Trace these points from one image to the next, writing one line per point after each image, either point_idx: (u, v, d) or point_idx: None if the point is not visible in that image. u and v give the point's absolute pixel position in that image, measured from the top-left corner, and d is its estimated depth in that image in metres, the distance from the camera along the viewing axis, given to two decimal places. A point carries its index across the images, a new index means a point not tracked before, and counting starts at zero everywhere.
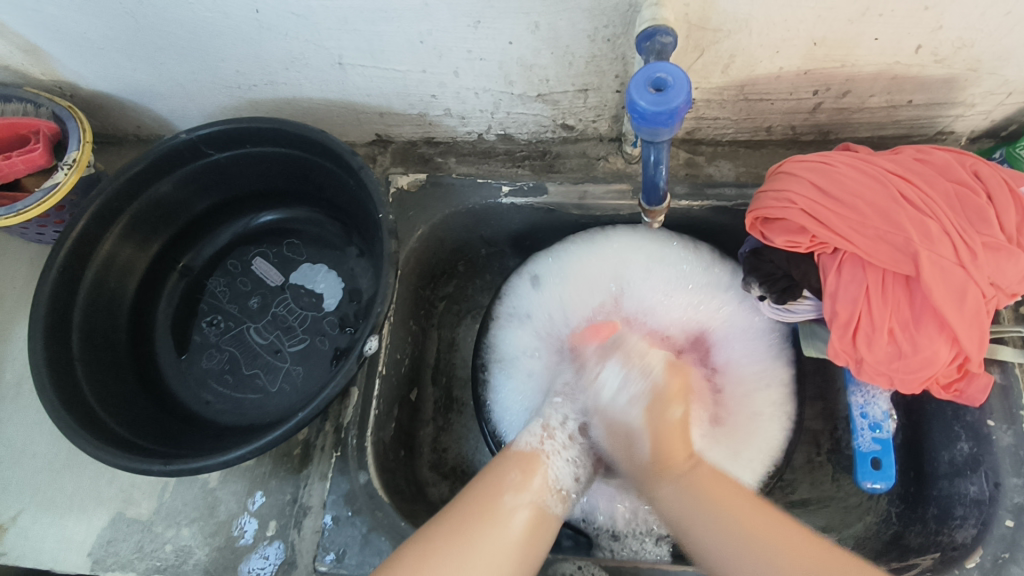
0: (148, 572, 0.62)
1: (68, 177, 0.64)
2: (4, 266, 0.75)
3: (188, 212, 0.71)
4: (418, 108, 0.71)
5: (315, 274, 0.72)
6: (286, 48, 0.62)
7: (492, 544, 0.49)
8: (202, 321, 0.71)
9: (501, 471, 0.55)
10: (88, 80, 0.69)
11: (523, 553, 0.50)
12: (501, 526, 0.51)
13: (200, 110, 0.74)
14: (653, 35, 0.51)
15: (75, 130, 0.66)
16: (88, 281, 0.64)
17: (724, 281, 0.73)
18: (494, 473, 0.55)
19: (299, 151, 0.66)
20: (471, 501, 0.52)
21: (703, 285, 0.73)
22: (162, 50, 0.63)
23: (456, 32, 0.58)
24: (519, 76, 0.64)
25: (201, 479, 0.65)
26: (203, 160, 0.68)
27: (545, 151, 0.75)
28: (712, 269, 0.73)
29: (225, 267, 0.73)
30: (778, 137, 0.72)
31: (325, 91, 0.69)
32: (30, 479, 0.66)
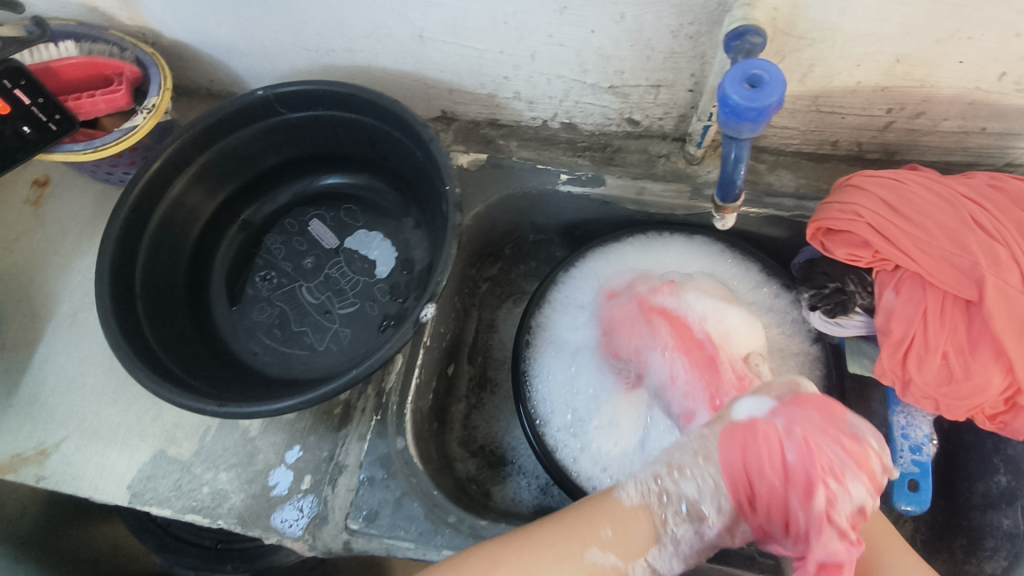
0: (184, 511, 0.64)
1: (146, 121, 0.66)
2: (71, 203, 0.77)
3: (255, 167, 0.73)
4: (488, 88, 0.72)
5: (371, 241, 0.73)
6: (370, 17, 0.63)
7: None
8: (257, 275, 0.72)
9: (591, 519, 0.48)
10: (172, 30, 0.71)
11: None
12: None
13: (275, 70, 0.75)
14: (743, 34, 0.51)
15: (156, 76, 0.67)
16: (154, 223, 0.66)
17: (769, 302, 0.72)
18: (590, 517, 0.48)
19: (371, 119, 0.68)
20: (563, 536, 0.47)
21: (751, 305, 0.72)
22: (250, 8, 0.65)
23: (541, 16, 0.59)
24: (595, 66, 0.65)
25: (242, 428, 0.66)
26: (276, 118, 0.69)
27: (606, 144, 0.76)
28: (759, 290, 0.72)
29: (282, 225, 0.75)
30: (842, 153, 0.72)
31: (400, 63, 0.70)
32: (77, 409, 0.68)
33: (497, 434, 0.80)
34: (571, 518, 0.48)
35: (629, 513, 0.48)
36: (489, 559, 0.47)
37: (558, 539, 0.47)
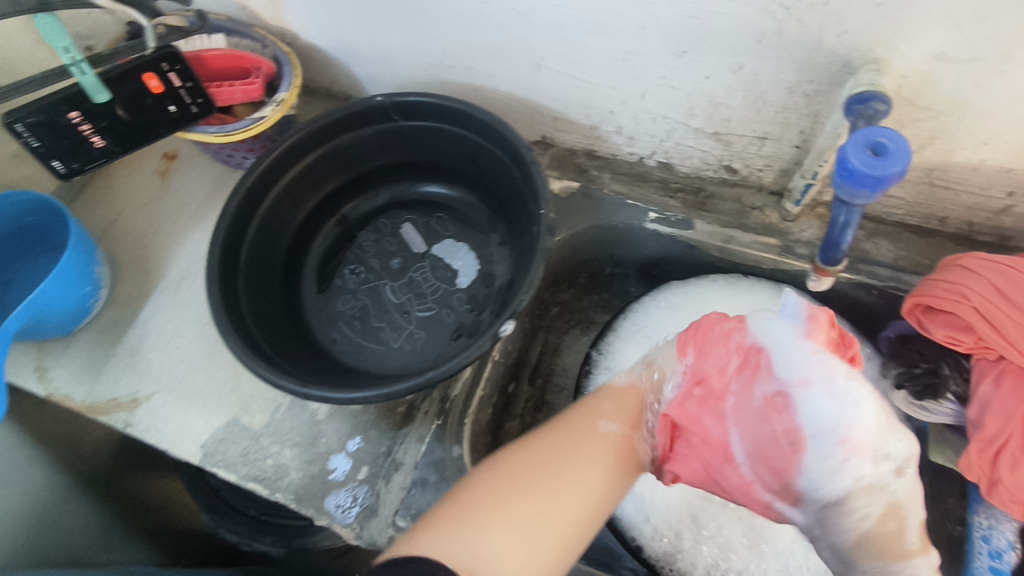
0: (247, 478, 0.67)
1: (274, 112, 0.71)
2: (192, 178, 0.84)
3: (361, 167, 0.77)
4: (592, 120, 0.73)
5: (456, 252, 0.76)
6: (493, 40, 0.66)
7: (585, 454, 0.53)
8: (346, 268, 0.76)
9: (596, 401, 0.58)
10: (309, 33, 0.76)
11: (610, 472, 0.53)
12: (594, 450, 0.53)
13: (393, 79, 0.80)
14: (868, 100, 0.51)
15: (288, 74, 0.73)
16: (265, 207, 0.71)
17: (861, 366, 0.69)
18: (589, 404, 0.58)
19: (478, 136, 0.70)
20: (574, 418, 0.57)
21: None
22: (385, 20, 0.69)
23: (658, 58, 0.61)
24: (702, 111, 0.66)
25: (311, 410, 0.70)
26: (389, 125, 0.73)
27: (699, 189, 0.76)
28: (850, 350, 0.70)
29: (376, 224, 0.79)
30: (949, 230, 0.69)
31: (512, 87, 0.73)
32: (168, 366, 0.73)
33: None
34: (574, 416, 0.57)
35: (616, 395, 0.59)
36: (517, 461, 0.52)
37: (570, 428, 0.55)
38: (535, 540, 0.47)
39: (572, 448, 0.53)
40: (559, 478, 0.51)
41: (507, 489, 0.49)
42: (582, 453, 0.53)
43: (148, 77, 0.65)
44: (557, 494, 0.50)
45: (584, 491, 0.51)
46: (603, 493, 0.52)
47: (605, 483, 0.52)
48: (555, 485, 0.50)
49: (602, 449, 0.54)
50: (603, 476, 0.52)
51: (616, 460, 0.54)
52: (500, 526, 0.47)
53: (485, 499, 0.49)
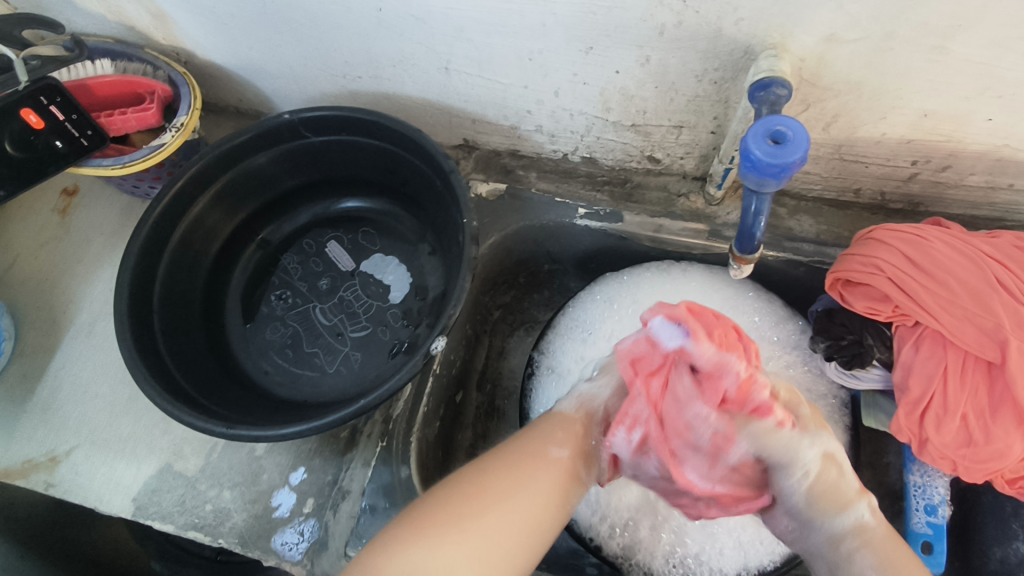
0: (186, 527, 0.64)
1: (174, 139, 0.67)
2: (98, 213, 0.79)
3: (277, 187, 0.74)
4: (511, 120, 0.72)
5: (386, 266, 0.74)
6: (397, 47, 0.64)
7: (532, 480, 0.52)
8: (272, 294, 0.73)
9: (549, 423, 0.57)
10: (205, 50, 0.72)
11: (555, 500, 0.52)
12: (543, 472, 0.52)
13: (303, 93, 0.77)
14: (768, 86, 0.51)
15: (186, 96, 0.69)
16: (175, 240, 0.67)
17: (795, 339, 0.71)
18: (541, 427, 0.57)
19: (394, 146, 0.68)
20: (526, 437, 0.55)
21: (773, 342, 0.71)
22: (282, 33, 0.66)
23: (565, 55, 0.60)
24: (617, 104, 0.65)
25: (248, 446, 0.67)
26: (300, 141, 0.70)
27: (626, 180, 0.76)
28: (783, 324, 0.71)
29: (300, 246, 0.76)
30: (864, 201, 0.71)
31: (425, 94, 0.71)
32: (88, 418, 0.68)
33: None
34: (524, 437, 0.56)
35: (568, 421, 0.57)
36: (472, 484, 0.50)
37: (526, 447, 0.54)
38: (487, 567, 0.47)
39: (525, 471, 0.52)
40: (507, 502, 0.50)
41: (461, 514, 0.48)
42: (529, 476, 0.52)
43: (26, 113, 0.60)
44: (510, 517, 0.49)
45: (527, 521, 0.50)
46: (554, 519, 0.52)
47: (553, 504, 0.52)
48: (513, 510, 0.49)
49: (557, 475, 0.53)
50: (549, 501, 0.52)
51: (564, 477, 0.53)
52: (462, 556, 0.46)
53: (449, 529, 0.47)
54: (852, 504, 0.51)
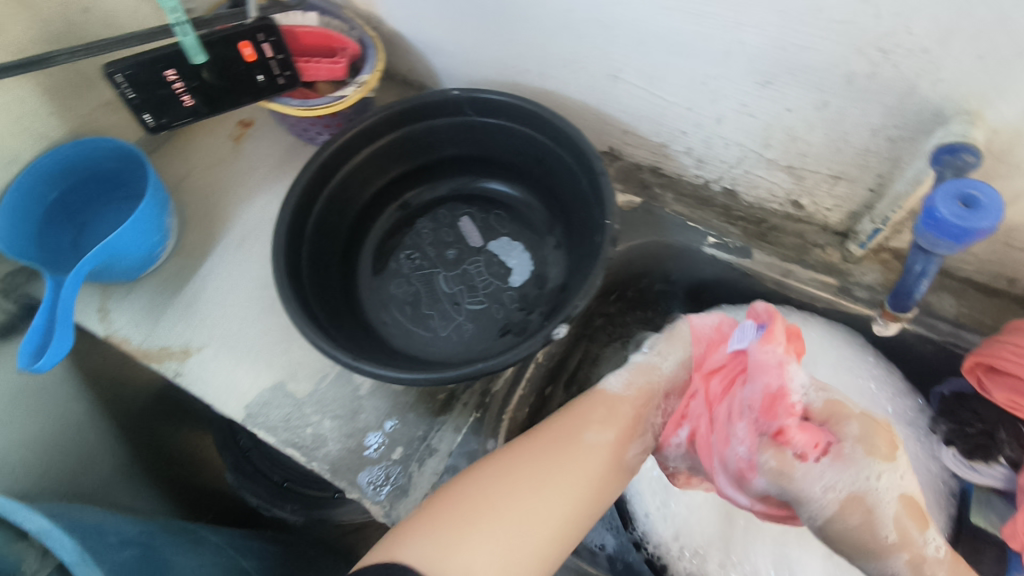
0: (286, 443, 0.69)
1: (354, 93, 0.73)
2: (265, 147, 0.87)
3: (428, 156, 0.79)
4: (663, 138, 0.73)
5: (511, 250, 0.77)
6: (576, 49, 0.67)
7: (567, 469, 0.56)
8: (402, 253, 0.78)
9: (586, 409, 0.62)
10: (395, 20, 0.78)
11: (590, 487, 0.57)
12: (574, 464, 0.57)
13: (470, 75, 0.81)
14: (957, 150, 0.51)
15: (372, 58, 0.75)
16: (334, 184, 0.73)
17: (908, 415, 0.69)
18: (579, 413, 0.62)
19: (548, 140, 0.71)
20: (561, 424, 0.60)
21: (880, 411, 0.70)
22: (470, 17, 0.70)
23: (741, 86, 0.61)
24: (778, 143, 0.65)
25: (354, 385, 0.71)
26: (461, 118, 0.75)
27: (762, 220, 0.76)
28: (896, 398, 0.69)
29: (435, 214, 0.81)
30: (1018, 294, 0.67)
31: (586, 97, 0.74)
32: (222, 324, 0.75)
33: None
34: (556, 425, 0.61)
35: (615, 405, 0.62)
36: (509, 465, 0.56)
37: (562, 435, 0.59)
38: (517, 550, 0.51)
39: (557, 466, 0.56)
40: (541, 488, 0.55)
41: (480, 520, 0.52)
42: (565, 464, 0.57)
43: (244, 46, 0.67)
44: (537, 510, 0.54)
45: (560, 505, 0.55)
46: (587, 507, 0.56)
47: (587, 494, 0.56)
48: (547, 497, 0.54)
49: (591, 464, 0.58)
50: (582, 487, 0.56)
51: (601, 462, 0.59)
52: (488, 536, 0.52)
53: (479, 509, 0.53)
54: (915, 534, 0.50)
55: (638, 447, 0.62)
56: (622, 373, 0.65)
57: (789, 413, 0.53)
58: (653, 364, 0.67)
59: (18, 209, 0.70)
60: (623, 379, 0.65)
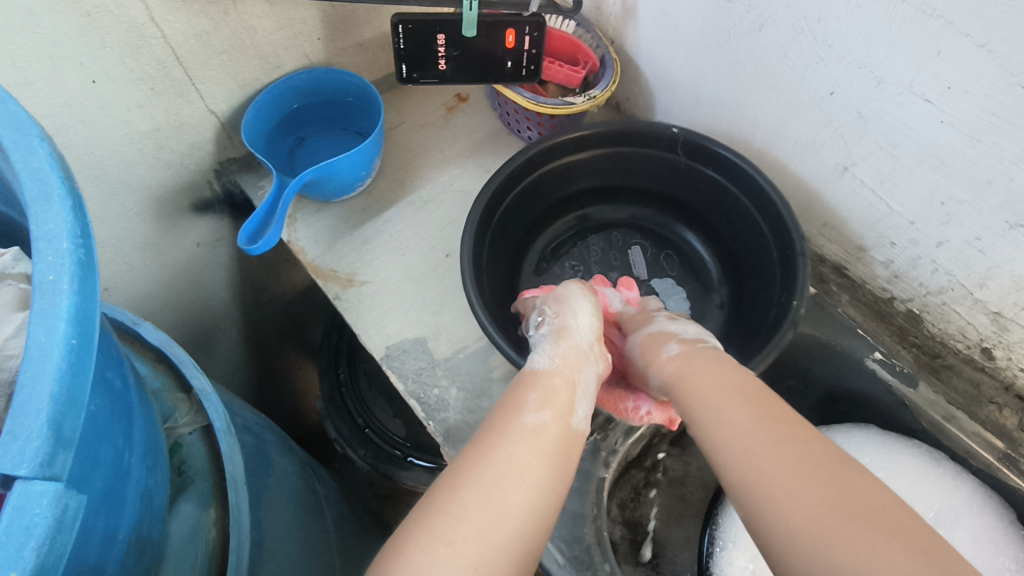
0: (411, 395, 0.72)
1: (583, 103, 0.77)
2: (473, 124, 0.93)
3: (620, 180, 0.82)
4: (866, 241, 0.71)
5: (672, 293, 0.82)
6: (814, 131, 0.67)
7: (526, 452, 0.48)
8: (567, 261, 0.83)
9: (517, 395, 0.53)
10: (641, 49, 0.81)
11: (555, 464, 0.48)
12: (538, 448, 0.48)
13: (690, 120, 0.83)
14: None
15: (609, 76, 0.78)
16: (533, 178, 0.76)
17: None
18: (510, 400, 0.53)
19: (753, 207, 0.72)
20: (510, 418, 0.50)
21: None
22: (719, 70, 0.72)
23: (984, 221, 0.58)
24: (996, 287, 0.61)
25: (488, 366, 0.74)
26: (668, 154, 0.77)
27: (937, 355, 0.73)
28: None
29: (609, 235, 0.85)
30: None
31: (802, 176, 0.73)
32: (390, 268, 0.80)
33: (654, 521, 0.77)
34: (496, 415, 0.51)
35: (541, 378, 0.55)
36: (459, 467, 0.46)
37: (513, 427, 0.49)
38: (499, 550, 0.42)
39: (512, 458, 0.47)
40: (499, 480, 0.45)
41: (457, 527, 0.42)
42: (521, 450, 0.48)
43: (508, 33, 0.72)
44: (507, 504, 0.44)
45: (523, 486, 0.45)
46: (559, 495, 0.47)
47: (558, 466, 0.48)
48: (512, 487, 0.45)
49: (550, 448, 0.49)
50: (545, 465, 0.48)
51: (556, 434, 0.50)
52: (451, 550, 0.41)
53: (435, 523, 0.42)
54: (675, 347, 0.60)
55: (583, 412, 0.54)
56: (546, 349, 0.59)
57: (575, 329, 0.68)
58: (568, 321, 0.62)
59: (264, 111, 0.78)
60: (548, 353, 0.58)
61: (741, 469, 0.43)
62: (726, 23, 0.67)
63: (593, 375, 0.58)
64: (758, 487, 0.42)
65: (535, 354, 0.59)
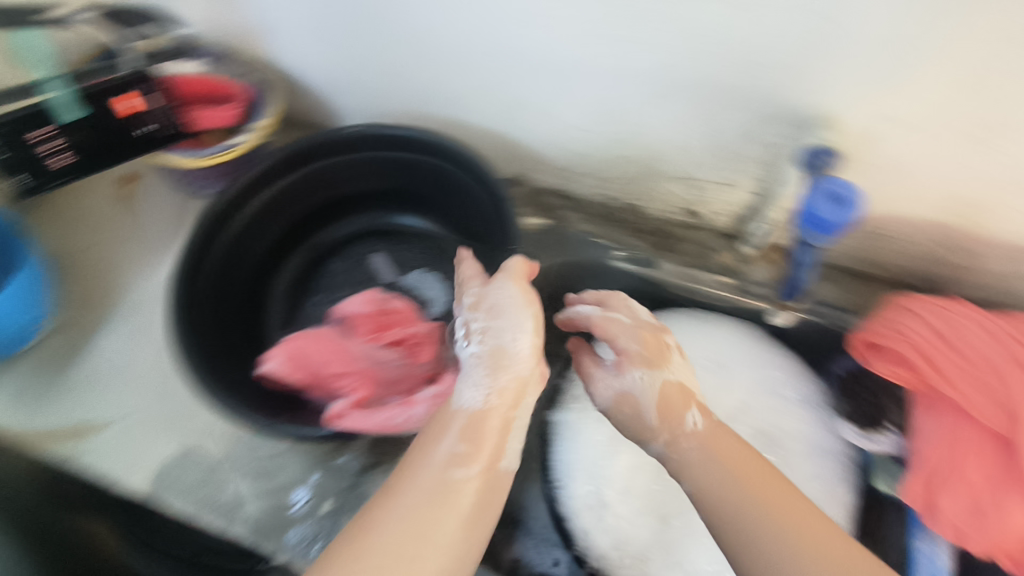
0: (200, 512, 0.63)
1: (248, 139, 0.72)
2: (155, 203, 0.83)
3: (329, 198, 0.77)
4: (565, 160, 0.76)
5: (426, 281, 0.77)
6: (474, 81, 0.69)
7: (445, 516, 0.44)
8: (313, 297, 0.78)
9: (433, 440, 0.49)
10: (292, 61, 0.77)
11: (472, 522, 0.45)
12: (456, 512, 0.45)
13: (372, 113, 0.81)
14: (820, 153, 0.56)
15: (267, 102, 0.74)
16: (232, 233, 0.70)
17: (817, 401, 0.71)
18: (417, 455, 0.48)
19: (455, 171, 0.72)
20: (421, 480, 0.46)
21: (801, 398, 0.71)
22: (370, 54, 0.71)
23: (632, 106, 0.64)
24: (670, 157, 0.69)
25: (269, 442, 0.68)
26: (361, 156, 0.74)
27: (666, 232, 0.79)
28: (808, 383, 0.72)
29: (346, 254, 0.81)
30: (883, 277, 0.76)
31: (489, 125, 0.75)
32: (119, 391, 0.69)
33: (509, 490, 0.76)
34: (413, 468, 0.47)
35: (476, 422, 0.50)
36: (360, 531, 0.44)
37: (423, 484, 0.46)
38: None
39: (425, 524, 0.43)
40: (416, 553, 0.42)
41: None
42: (435, 502, 0.45)
43: (115, 102, 0.65)
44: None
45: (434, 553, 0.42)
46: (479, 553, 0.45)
47: (470, 530, 0.45)
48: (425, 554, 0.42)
49: (466, 511, 0.45)
50: (456, 523, 0.44)
51: (473, 494, 0.46)
52: None
53: None
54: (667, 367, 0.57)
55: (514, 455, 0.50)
56: (479, 380, 0.52)
57: (333, 365, 0.63)
58: (505, 343, 0.54)
59: None
60: (482, 387, 0.52)
61: (716, 495, 0.48)
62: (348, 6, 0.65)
63: (531, 409, 0.53)
64: (737, 510, 0.46)
65: (466, 382, 0.52)
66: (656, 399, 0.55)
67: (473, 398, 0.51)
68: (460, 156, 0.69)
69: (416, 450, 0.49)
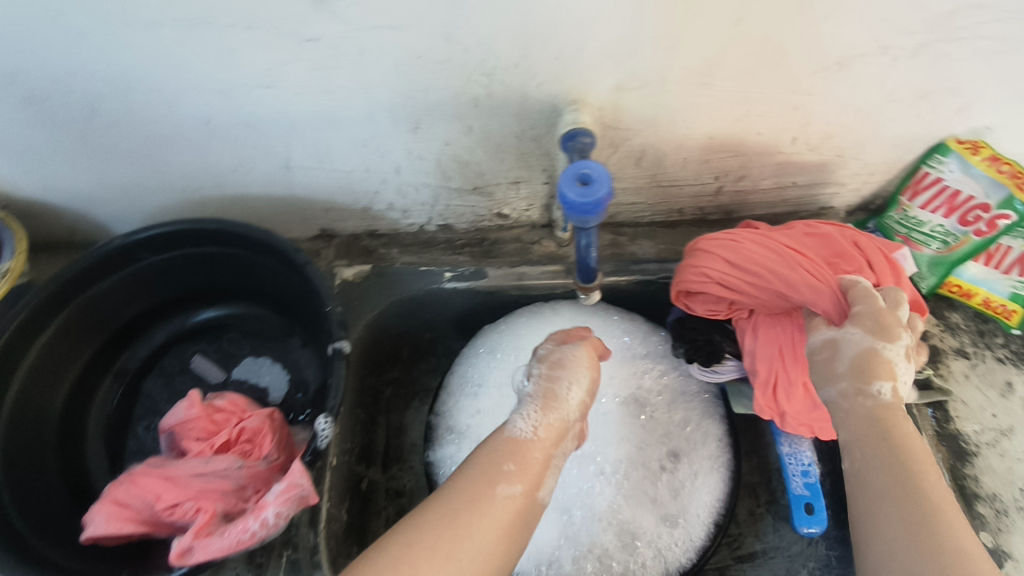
0: None
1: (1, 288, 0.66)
2: None
3: (120, 318, 0.70)
4: (361, 203, 0.74)
5: (259, 368, 0.72)
6: (232, 155, 0.65)
7: (480, 536, 0.47)
8: (139, 426, 0.69)
9: (494, 457, 0.52)
10: (25, 189, 0.68)
11: (505, 540, 0.48)
12: (493, 522, 0.48)
13: (141, 215, 0.74)
14: (575, 135, 0.58)
15: (7, 241, 0.66)
16: (13, 395, 0.61)
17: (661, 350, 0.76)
18: (474, 475, 0.51)
19: (244, 250, 0.68)
20: (461, 502, 0.48)
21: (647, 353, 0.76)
22: (109, 158, 0.64)
23: (396, 136, 0.63)
24: (454, 171, 0.69)
25: None
26: (139, 264, 0.67)
27: (482, 239, 0.80)
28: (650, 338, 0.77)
29: (162, 367, 0.72)
30: (688, 218, 0.80)
31: (269, 192, 0.71)
32: None
33: None
34: (465, 478, 0.50)
35: (522, 450, 0.53)
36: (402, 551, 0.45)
37: (467, 494, 0.49)
38: None
39: (461, 531, 0.46)
40: (451, 560, 0.45)
41: None
42: (479, 521, 0.47)
43: None
44: None
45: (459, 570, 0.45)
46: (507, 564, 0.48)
47: (502, 545, 0.47)
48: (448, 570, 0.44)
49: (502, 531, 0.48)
50: (490, 534, 0.47)
51: (508, 517, 0.49)
52: None
53: None
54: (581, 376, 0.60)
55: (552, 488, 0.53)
56: (531, 413, 0.56)
57: (165, 494, 0.55)
58: (559, 388, 0.58)
59: None
60: (532, 421, 0.55)
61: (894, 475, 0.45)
62: (58, 116, 0.59)
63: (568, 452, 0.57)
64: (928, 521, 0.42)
65: (519, 413, 0.56)
66: (857, 360, 0.51)
67: (520, 427, 0.55)
68: (245, 232, 0.65)
69: (460, 475, 0.51)
